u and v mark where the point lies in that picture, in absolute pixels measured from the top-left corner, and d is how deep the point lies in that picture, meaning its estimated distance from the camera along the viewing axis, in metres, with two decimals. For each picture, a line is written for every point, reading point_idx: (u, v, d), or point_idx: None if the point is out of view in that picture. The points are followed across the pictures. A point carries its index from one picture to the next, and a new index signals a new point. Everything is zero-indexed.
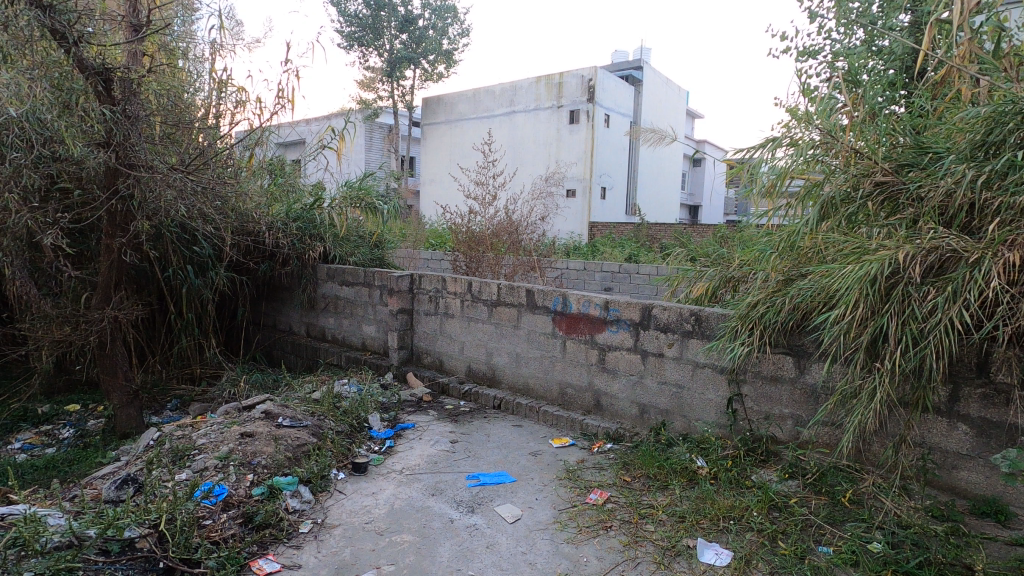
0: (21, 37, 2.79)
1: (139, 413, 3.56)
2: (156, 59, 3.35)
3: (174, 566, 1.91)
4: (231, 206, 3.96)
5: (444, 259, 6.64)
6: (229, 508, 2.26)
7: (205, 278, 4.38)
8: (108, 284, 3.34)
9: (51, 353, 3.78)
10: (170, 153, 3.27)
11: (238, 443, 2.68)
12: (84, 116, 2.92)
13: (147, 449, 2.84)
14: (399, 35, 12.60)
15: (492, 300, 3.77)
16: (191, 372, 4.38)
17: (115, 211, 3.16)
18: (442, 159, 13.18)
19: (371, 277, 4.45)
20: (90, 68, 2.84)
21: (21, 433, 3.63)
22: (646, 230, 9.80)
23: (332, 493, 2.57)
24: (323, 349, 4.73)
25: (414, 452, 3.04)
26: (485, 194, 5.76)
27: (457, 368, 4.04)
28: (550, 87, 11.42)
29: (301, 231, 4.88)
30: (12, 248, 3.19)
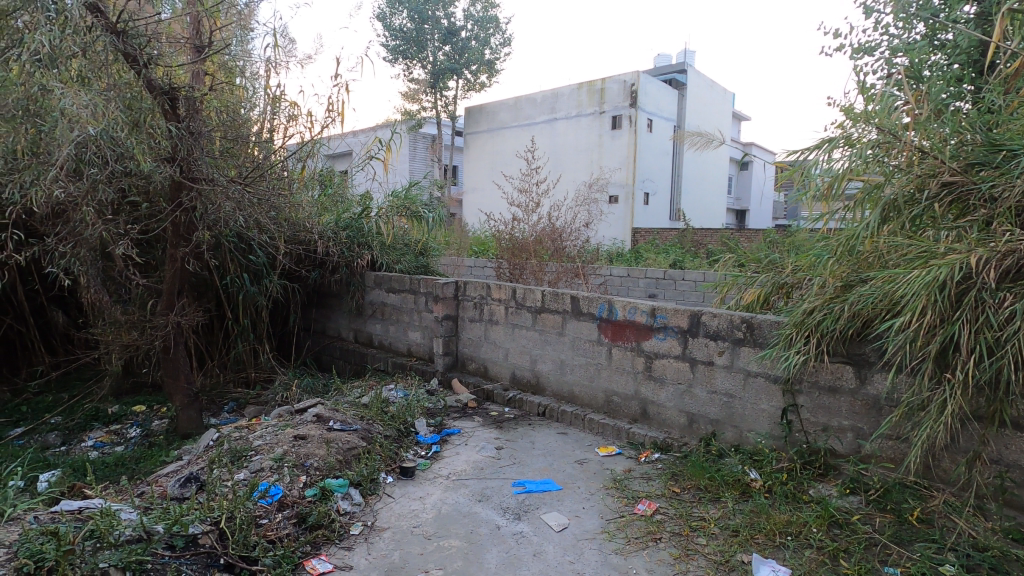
0: (96, 61, 2.91)
1: (198, 415, 3.74)
2: (217, 78, 3.51)
3: (234, 563, 1.98)
4: (285, 216, 4.13)
5: (487, 266, 6.69)
6: (284, 508, 2.33)
7: (260, 285, 4.56)
8: (173, 292, 3.52)
9: (120, 356, 4.01)
10: (229, 168, 3.48)
11: (292, 446, 2.76)
12: (152, 133, 3.10)
13: (207, 449, 2.96)
14: (442, 47, 12.83)
15: (537, 306, 3.77)
16: (246, 376, 4.55)
17: (180, 222, 3.34)
18: (485, 167, 13.33)
19: (416, 284, 4.53)
20: (158, 88, 3.05)
21: (93, 431, 3.85)
22: (691, 235, 9.59)
23: (381, 496, 2.62)
24: (371, 355, 4.83)
25: (460, 457, 3.07)
26: (529, 202, 5.75)
27: (502, 375, 4.05)
28: (592, 94, 11.40)
29: (350, 239, 5.00)
30: (88, 257, 3.42)
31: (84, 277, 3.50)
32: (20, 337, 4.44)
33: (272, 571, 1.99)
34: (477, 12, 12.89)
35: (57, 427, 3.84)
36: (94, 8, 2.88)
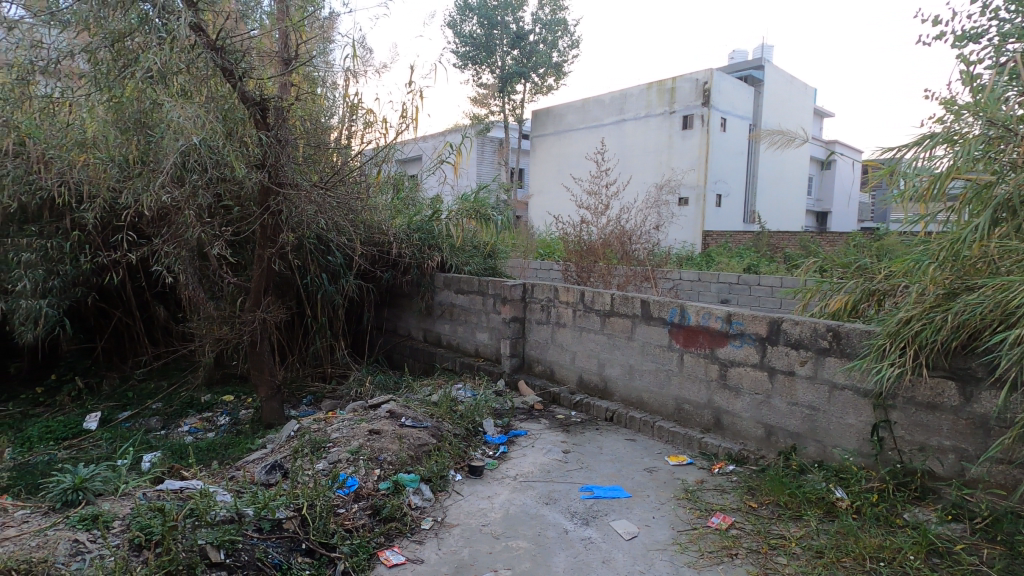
0: (198, 76, 3.13)
1: (280, 406, 3.97)
2: (302, 89, 3.71)
3: (315, 549, 2.09)
4: (361, 218, 4.31)
5: (554, 269, 6.67)
6: (360, 499, 2.43)
7: (338, 285, 4.77)
8: (259, 289, 3.76)
9: (212, 349, 4.32)
10: (312, 173, 3.71)
11: (366, 439, 2.87)
12: (244, 141, 3.33)
13: (289, 438, 3.13)
14: (511, 51, 12.95)
15: (606, 310, 3.72)
16: (323, 371, 4.78)
17: (267, 224, 3.57)
18: (551, 170, 13.34)
19: (485, 285, 4.59)
20: (251, 99, 3.28)
21: (189, 418, 4.18)
22: (767, 238, 9.16)
23: (451, 493, 2.67)
24: (439, 354, 4.95)
25: (527, 459, 3.07)
26: (597, 204, 5.67)
27: (568, 378, 4.03)
28: (662, 93, 11.14)
29: (422, 241, 5.14)
30: (187, 257, 3.71)
31: (183, 275, 3.80)
32: (128, 329, 4.90)
33: (350, 559, 2.08)
34: (546, 15, 12.93)
35: (159, 412, 4.20)
36: (195, 27, 3.09)
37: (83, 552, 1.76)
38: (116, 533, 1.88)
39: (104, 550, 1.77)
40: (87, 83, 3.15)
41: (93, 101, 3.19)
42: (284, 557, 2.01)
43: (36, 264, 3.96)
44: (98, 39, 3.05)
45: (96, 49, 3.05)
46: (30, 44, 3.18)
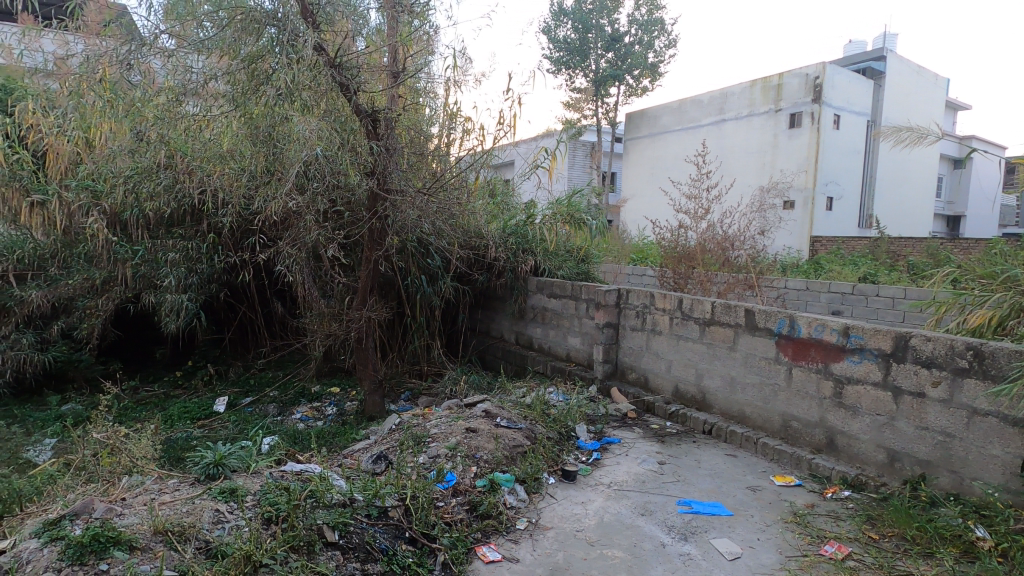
0: (320, 90, 3.40)
1: (382, 400, 4.20)
2: (407, 100, 3.90)
3: (417, 538, 2.19)
4: (459, 222, 4.45)
5: (648, 274, 6.52)
6: (457, 494, 2.51)
7: (436, 286, 4.96)
8: (366, 289, 4.01)
9: (322, 343, 4.65)
10: (416, 180, 3.90)
11: (464, 436, 2.95)
12: (356, 149, 3.59)
13: (391, 431, 3.29)
14: (605, 54, 12.82)
15: (705, 318, 3.58)
16: (420, 368, 5.00)
17: (375, 228, 3.81)
18: (645, 173, 13.02)
19: (578, 290, 4.57)
20: (363, 112, 3.48)
21: (301, 406, 4.53)
22: (886, 244, 8.37)
23: (545, 496, 2.69)
24: (531, 357, 5.00)
25: (621, 467, 3.02)
26: (697, 208, 5.45)
27: (663, 388, 3.91)
28: (767, 90, 10.54)
29: (516, 245, 5.21)
30: (303, 258, 4.03)
31: (300, 275, 4.13)
32: (251, 323, 5.40)
33: (450, 551, 2.16)
34: (642, 16, 12.68)
35: (276, 400, 4.60)
36: (317, 47, 3.37)
37: (223, 521, 1.97)
38: (250, 506, 2.08)
39: (240, 521, 1.98)
40: (225, 101, 3.51)
41: (230, 117, 3.55)
42: (391, 543, 2.13)
43: (179, 262, 4.48)
44: (236, 62, 3.40)
45: (235, 72, 3.40)
46: (181, 69, 3.60)
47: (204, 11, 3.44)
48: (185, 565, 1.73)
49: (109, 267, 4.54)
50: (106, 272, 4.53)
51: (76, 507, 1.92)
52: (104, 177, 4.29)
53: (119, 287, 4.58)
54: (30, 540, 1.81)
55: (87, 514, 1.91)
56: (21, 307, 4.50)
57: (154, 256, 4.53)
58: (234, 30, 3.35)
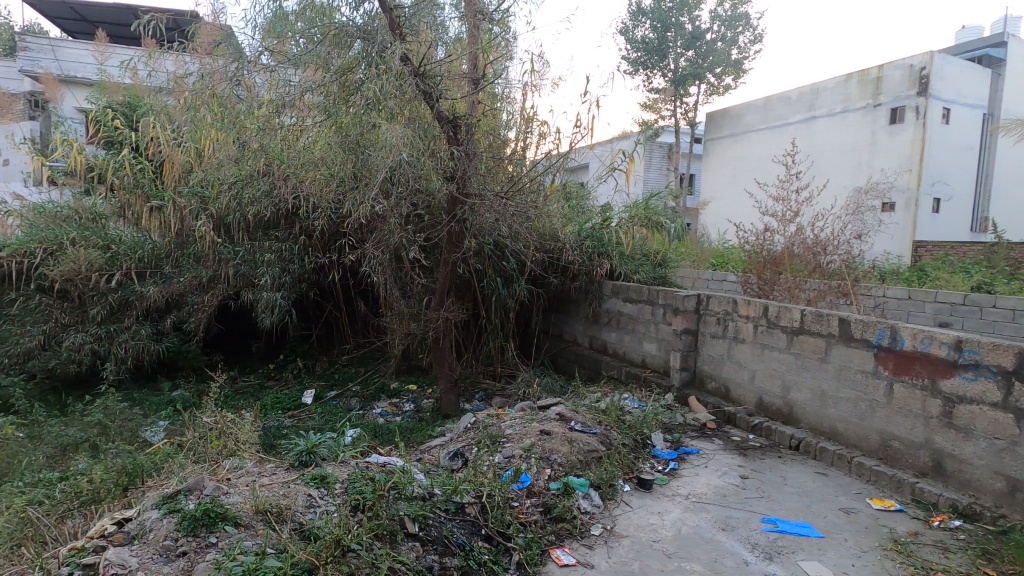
0: (405, 97, 3.53)
1: (457, 399, 4.31)
2: (486, 105, 3.98)
3: (493, 536, 2.23)
4: (535, 225, 4.47)
5: (730, 280, 6.24)
6: (532, 496, 2.54)
7: (510, 289, 5.02)
8: (444, 290, 4.14)
9: (401, 342, 4.83)
10: (494, 185, 3.98)
11: (538, 439, 2.96)
12: (438, 155, 3.71)
13: (466, 430, 3.36)
14: (685, 53, 12.44)
15: (794, 326, 3.38)
16: (494, 369, 5.07)
17: (454, 231, 3.92)
18: (726, 175, 12.48)
19: (655, 295, 4.47)
20: (445, 118, 3.63)
21: (381, 402, 4.73)
22: (1005, 251, 7.53)
23: (620, 503, 2.65)
24: (605, 362, 4.94)
25: (700, 479, 2.92)
26: (785, 210, 5.16)
27: (745, 399, 3.74)
28: (864, 84, 9.82)
29: (592, 248, 5.10)
30: (386, 260, 4.21)
31: (383, 276, 4.32)
32: (336, 321, 5.70)
33: (525, 551, 2.18)
34: (725, 11, 12.23)
35: (358, 395, 4.85)
36: (404, 58, 3.52)
37: (316, 505, 2.10)
38: (339, 493, 2.21)
39: (330, 507, 2.10)
40: (318, 112, 3.72)
41: (320, 126, 3.75)
42: (467, 539, 2.17)
43: (274, 262, 4.82)
44: (329, 74, 3.61)
45: (328, 84, 3.61)
46: (279, 83, 3.86)
47: (300, 29, 3.68)
48: (283, 542, 1.86)
49: (215, 267, 4.95)
50: (212, 271, 4.94)
51: (190, 483, 2.12)
52: (212, 184, 4.73)
53: (222, 285, 4.98)
54: (152, 511, 2.01)
55: (199, 491, 2.10)
56: (141, 302, 4.99)
57: (252, 256, 4.89)
58: (329, 45, 3.57)
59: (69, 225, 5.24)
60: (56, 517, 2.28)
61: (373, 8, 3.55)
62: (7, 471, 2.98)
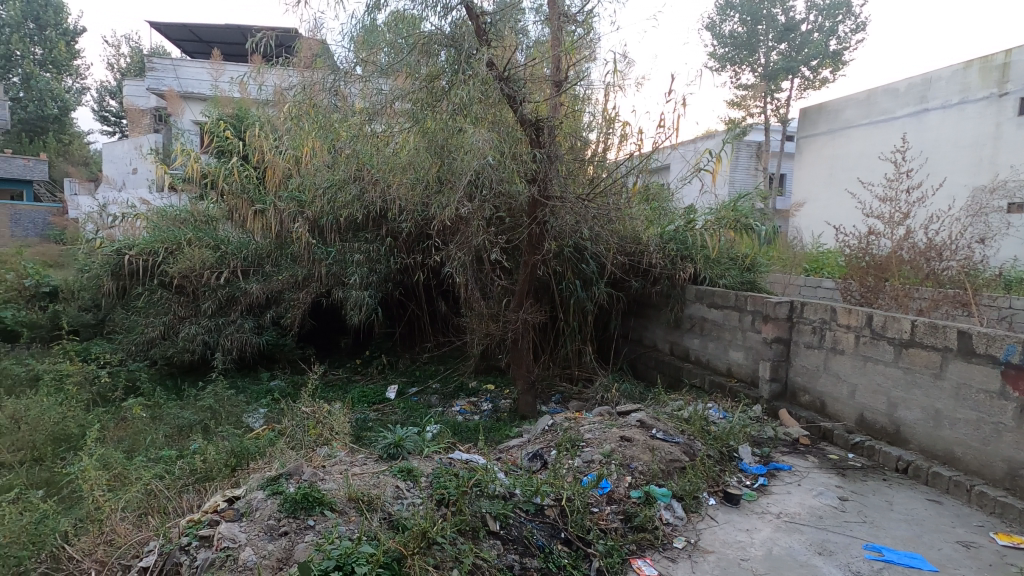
0: (489, 101, 3.59)
1: (534, 400, 4.33)
2: (567, 108, 3.96)
3: (572, 540, 2.22)
4: (617, 228, 4.40)
5: (826, 286, 5.82)
6: (612, 502, 2.50)
7: (589, 292, 4.97)
8: (524, 292, 4.17)
9: (480, 342, 4.91)
10: (576, 187, 3.96)
11: (618, 444, 2.91)
12: (521, 158, 3.75)
13: (545, 431, 3.36)
14: (778, 46, 11.78)
15: (902, 338, 3.11)
16: (571, 373, 5.04)
17: (534, 233, 3.95)
18: (821, 174, 11.50)
19: (742, 301, 4.26)
20: (528, 121, 3.66)
21: (460, 400, 4.84)
22: None
23: (704, 517, 2.55)
24: (687, 369, 4.78)
25: (792, 497, 2.75)
26: (893, 211, 4.73)
27: (844, 415, 3.48)
28: (988, 71, 8.70)
29: (676, 251, 4.94)
30: (467, 261, 4.31)
31: (463, 277, 4.42)
32: (418, 320, 5.90)
33: (605, 558, 2.15)
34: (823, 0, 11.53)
35: (439, 392, 4.99)
36: (489, 63, 3.56)
37: (403, 496, 2.18)
38: (424, 486, 2.29)
39: (416, 499, 2.17)
40: (405, 118, 3.86)
41: (406, 132, 3.89)
42: (547, 541, 2.17)
43: (363, 263, 5.08)
44: (416, 82, 3.74)
45: (414, 90, 3.73)
46: (371, 93, 4.05)
47: (390, 39, 3.83)
48: (373, 530, 1.95)
49: (309, 266, 5.29)
50: (306, 270, 5.28)
51: (290, 468, 2.27)
52: (308, 188, 5.01)
53: (315, 284, 5.30)
54: (258, 491, 2.17)
55: (298, 475, 2.25)
56: (245, 297, 5.41)
57: (343, 256, 5.17)
58: (417, 54, 3.70)
59: (187, 227, 5.78)
60: (176, 491, 2.53)
61: (460, 15, 3.62)
62: (135, 446, 3.34)
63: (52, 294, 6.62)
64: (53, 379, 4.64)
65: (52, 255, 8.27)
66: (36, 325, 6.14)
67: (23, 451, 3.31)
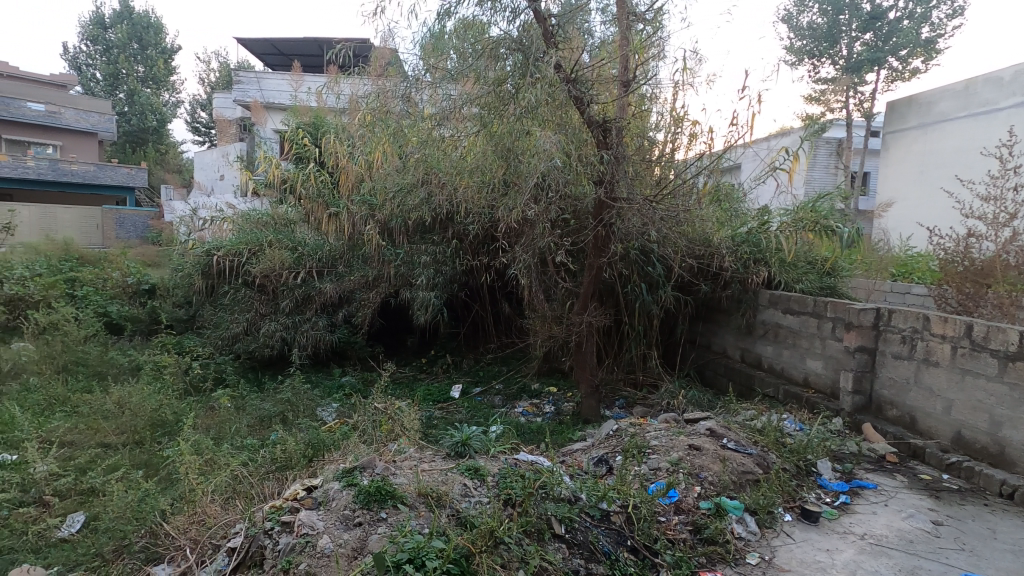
0: (556, 103, 3.59)
1: (597, 404, 4.28)
2: (635, 108, 3.89)
3: (639, 548, 2.18)
4: (686, 230, 4.27)
5: (917, 292, 5.40)
6: (680, 512, 2.43)
7: (656, 295, 4.86)
8: (588, 294, 4.13)
9: (543, 344, 4.91)
10: (643, 188, 3.88)
11: (687, 453, 2.82)
12: (588, 160, 3.73)
13: (609, 436, 3.32)
14: (862, 36, 11.05)
15: (1007, 351, 2.84)
16: (635, 377, 4.95)
17: (600, 235, 3.92)
18: (910, 172, 10.66)
19: (822, 307, 4.03)
20: (595, 123, 3.64)
21: (522, 401, 4.87)
22: None
23: (779, 533, 2.44)
24: (759, 378, 4.57)
25: (879, 518, 2.57)
26: (997, 212, 4.34)
27: (938, 432, 3.22)
28: None
29: (749, 254, 4.74)
30: (532, 263, 4.32)
31: (527, 279, 4.44)
32: (482, 321, 5.99)
33: (673, 570, 2.10)
34: None
35: (502, 393, 5.04)
36: (556, 66, 3.58)
37: (470, 494, 2.22)
38: (490, 486, 2.32)
39: (483, 498, 2.21)
40: (473, 123, 3.93)
41: (473, 135, 3.96)
42: (613, 548, 2.14)
43: (430, 264, 5.21)
44: (483, 86, 3.79)
45: (481, 94, 3.79)
46: (439, 98, 4.13)
47: (458, 45, 3.91)
48: (441, 525, 2.00)
49: (379, 267, 5.49)
50: (377, 271, 5.48)
51: (364, 462, 2.37)
52: (379, 192, 5.18)
53: (385, 284, 5.50)
54: (334, 482, 2.28)
55: (371, 469, 2.34)
56: (319, 296, 5.68)
57: (410, 258, 5.33)
58: (484, 58, 3.75)
59: (268, 230, 6.14)
60: (259, 477, 2.69)
61: (528, 18, 3.64)
62: (221, 433, 3.58)
63: (151, 291, 7.23)
64: (151, 369, 5.06)
65: (151, 255, 9.02)
66: (136, 319, 6.71)
67: (126, 434, 3.61)
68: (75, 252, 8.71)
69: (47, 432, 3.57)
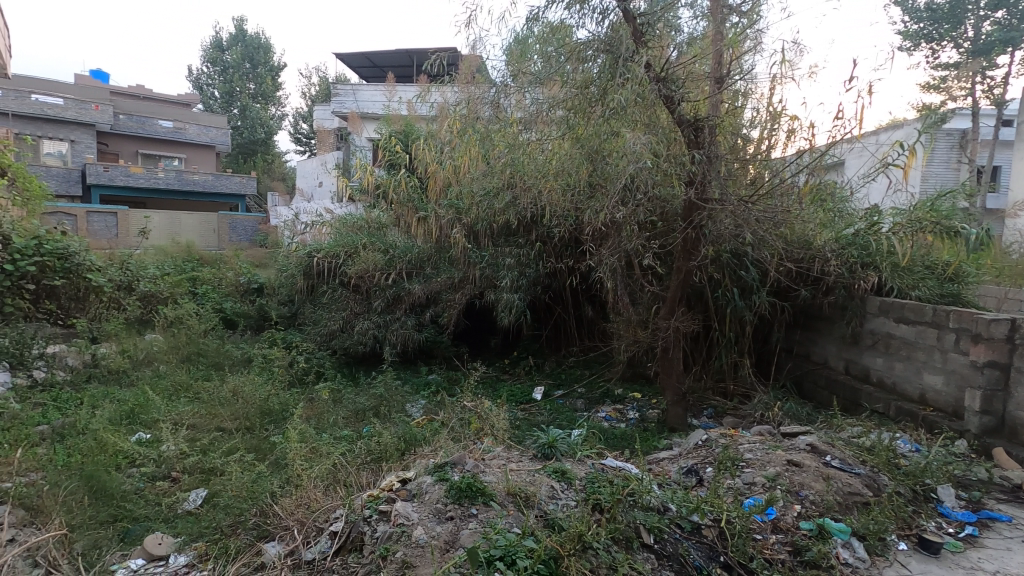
0: (645, 104, 3.52)
1: (684, 413, 4.14)
2: (728, 105, 3.74)
3: (733, 566, 2.09)
4: (784, 232, 4.02)
5: None
6: (778, 531, 2.30)
7: (749, 301, 4.57)
8: (676, 299, 4.01)
9: (627, 349, 4.82)
10: (737, 189, 3.71)
11: (785, 468, 2.66)
12: (679, 161, 3.62)
13: (698, 446, 3.20)
14: (992, 14, 9.91)
15: None
16: (725, 387, 4.73)
17: (689, 238, 3.79)
18: None
19: (942, 317, 3.65)
20: (686, 122, 3.54)
21: (605, 406, 4.80)
22: None
23: (893, 563, 2.24)
24: (867, 393, 4.20)
25: (1015, 556, 2.29)
26: None
27: None
28: None
29: (855, 258, 4.38)
30: (617, 266, 4.26)
31: (613, 282, 4.39)
32: (565, 323, 5.98)
33: None
34: None
35: (584, 396, 5.00)
36: (646, 65, 3.51)
37: (557, 497, 2.24)
38: (577, 489, 2.32)
39: (570, 502, 2.21)
40: (558, 125, 3.94)
41: (559, 138, 3.98)
42: (705, 563, 2.07)
43: (514, 266, 5.29)
44: (569, 88, 3.79)
45: (568, 97, 3.79)
46: (526, 103, 4.22)
47: (544, 49, 3.94)
48: (529, 525, 2.03)
49: (465, 269, 5.64)
50: (462, 272, 5.64)
51: (454, 458, 2.45)
52: (466, 196, 5.33)
53: (470, 286, 5.64)
54: (426, 476, 2.37)
55: (460, 465, 2.41)
56: (408, 297, 5.92)
57: (495, 260, 5.43)
58: (570, 61, 3.75)
59: (363, 233, 6.50)
60: (356, 467, 2.86)
61: (616, 19, 3.61)
62: (321, 424, 3.83)
63: (259, 290, 7.88)
64: (260, 361, 5.52)
65: (259, 256, 9.83)
66: (247, 315, 7.34)
67: (239, 420, 3.96)
68: (196, 253, 9.68)
69: (176, 414, 4.00)
